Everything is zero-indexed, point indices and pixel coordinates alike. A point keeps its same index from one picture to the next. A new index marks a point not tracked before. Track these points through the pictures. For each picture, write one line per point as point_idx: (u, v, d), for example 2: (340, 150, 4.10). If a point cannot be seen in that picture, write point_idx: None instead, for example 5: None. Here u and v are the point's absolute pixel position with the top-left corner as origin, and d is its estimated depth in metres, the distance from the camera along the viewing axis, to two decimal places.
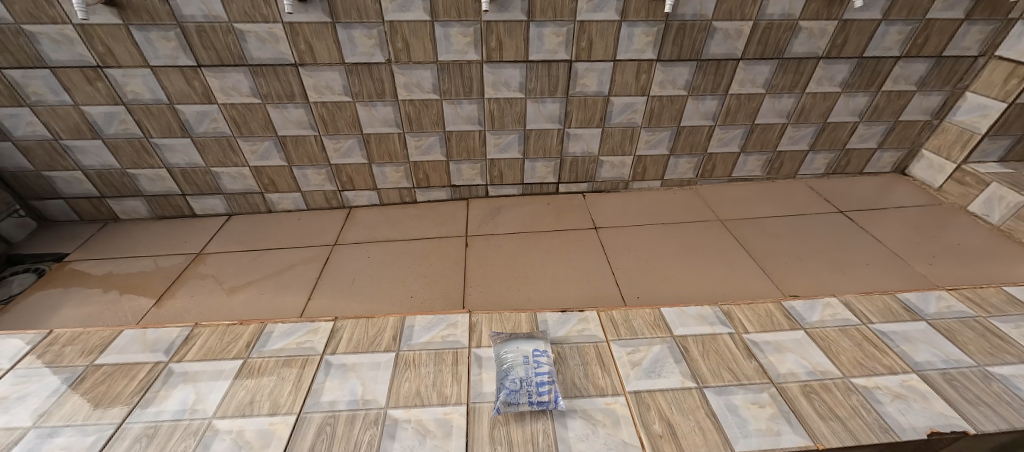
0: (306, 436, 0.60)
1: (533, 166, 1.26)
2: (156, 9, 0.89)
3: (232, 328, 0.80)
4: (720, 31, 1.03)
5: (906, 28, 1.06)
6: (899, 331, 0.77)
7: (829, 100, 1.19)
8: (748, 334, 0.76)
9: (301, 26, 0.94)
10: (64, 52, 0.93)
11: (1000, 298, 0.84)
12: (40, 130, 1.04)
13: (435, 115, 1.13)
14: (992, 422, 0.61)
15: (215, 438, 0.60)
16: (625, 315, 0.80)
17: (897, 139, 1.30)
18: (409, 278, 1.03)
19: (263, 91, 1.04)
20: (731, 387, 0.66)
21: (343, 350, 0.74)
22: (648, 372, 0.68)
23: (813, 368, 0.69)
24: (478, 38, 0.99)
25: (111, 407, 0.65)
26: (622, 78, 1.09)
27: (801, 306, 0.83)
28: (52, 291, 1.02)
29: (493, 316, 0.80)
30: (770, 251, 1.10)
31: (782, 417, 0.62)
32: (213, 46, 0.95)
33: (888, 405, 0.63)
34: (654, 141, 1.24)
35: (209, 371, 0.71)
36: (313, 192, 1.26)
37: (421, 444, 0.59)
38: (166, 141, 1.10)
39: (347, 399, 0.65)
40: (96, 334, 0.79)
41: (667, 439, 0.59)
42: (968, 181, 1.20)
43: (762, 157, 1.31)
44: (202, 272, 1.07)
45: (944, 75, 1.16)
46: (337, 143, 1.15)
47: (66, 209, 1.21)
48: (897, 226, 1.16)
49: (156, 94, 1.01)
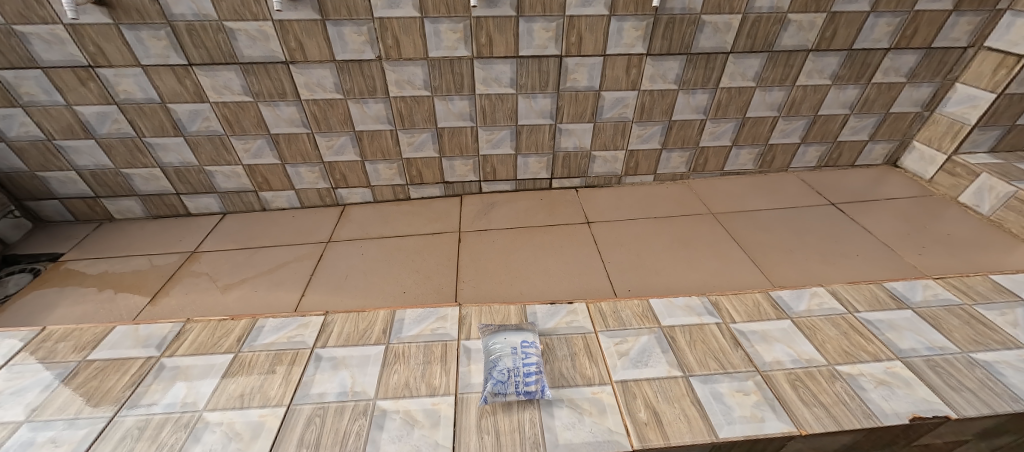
0: (295, 427, 0.61)
1: (526, 162, 1.27)
2: (146, 8, 0.89)
3: (223, 323, 0.80)
4: (709, 25, 1.03)
5: (894, 20, 1.06)
6: (884, 320, 0.78)
7: (820, 92, 1.19)
8: (734, 324, 0.77)
9: (290, 24, 0.94)
10: (56, 52, 0.93)
11: (986, 286, 0.85)
12: (34, 130, 1.05)
13: (426, 111, 1.13)
14: (973, 407, 0.62)
15: (206, 430, 0.61)
16: (613, 306, 0.81)
17: (889, 132, 1.30)
18: (401, 274, 1.04)
19: (254, 90, 1.04)
20: (717, 375, 0.67)
21: (333, 344, 0.75)
22: (635, 362, 0.69)
23: (798, 356, 0.70)
24: (467, 34, 1.00)
25: (102, 402, 0.66)
26: (613, 72, 1.10)
27: (789, 296, 0.84)
28: (48, 291, 1.03)
29: (482, 309, 0.81)
30: (761, 243, 1.10)
31: (767, 404, 0.62)
32: (204, 44, 0.96)
33: (872, 392, 0.64)
34: (646, 135, 1.24)
35: (201, 365, 0.72)
36: (307, 190, 1.26)
37: (409, 434, 0.59)
38: (159, 140, 1.11)
39: (336, 391, 0.66)
40: (88, 330, 0.80)
41: (652, 426, 0.60)
42: (959, 172, 1.21)
43: (753, 151, 1.32)
44: (196, 270, 1.08)
45: (933, 66, 1.16)
46: (329, 141, 1.16)
47: (61, 210, 1.22)
48: (888, 218, 1.17)
49: (148, 93, 1.02)
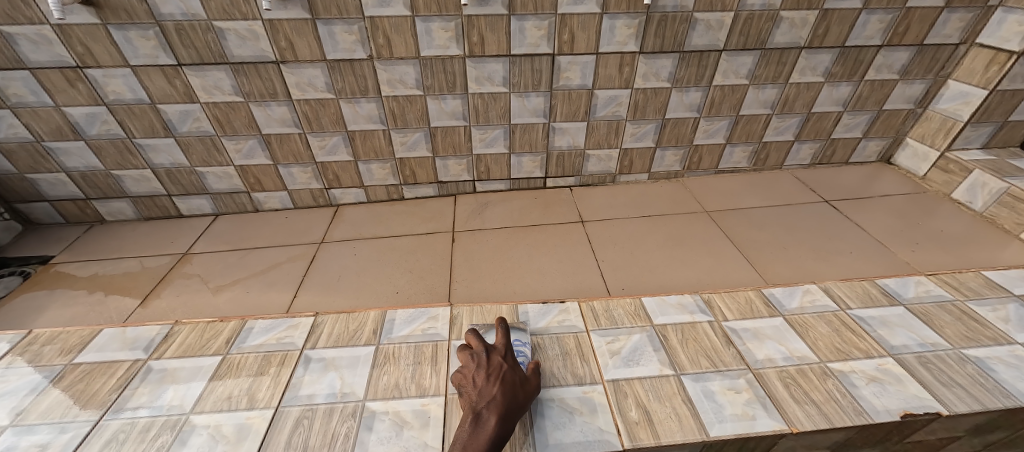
0: (283, 430, 0.60)
1: (520, 161, 1.26)
2: (134, 8, 0.88)
3: (212, 325, 0.80)
4: (702, 23, 1.03)
5: (886, 16, 1.06)
6: (877, 316, 0.77)
7: (813, 90, 1.19)
8: (727, 322, 0.77)
9: (280, 23, 0.93)
10: (43, 52, 0.92)
11: (978, 282, 0.85)
12: (23, 132, 1.04)
13: (418, 110, 1.12)
14: (964, 403, 0.62)
15: (192, 433, 0.61)
16: (605, 305, 0.81)
17: (882, 129, 1.30)
18: (394, 274, 1.03)
19: (245, 90, 1.03)
20: (709, 374, 0.67)
21: (323, 345, 0.74)
22: (626, 361, 0.69)
23: (790, 354, 0.70)
24: (459, 32, 0.99)
25: (88, 406, 0.65)
26: (605, 71, 1.09)
27: (781, 293, 0.83)
28: (37, 293, 1.02)
29: (474, 309, 0.80)
30: (755, 241, 1.10)
31: (758, 402, 0.62)
32: (193, 44, 0.95)
33: (863, 388, 0.64)
34: (639, 133, 1.24)
35: (188, 368, 0.71)
36: (299, 191, 1.25)
37: (398, 435, 0.59)
38: (149, 141, 1.10)
39: (325, 393, 0.66)
40: (76, 333, 0.79)
41: (643, 425, 0.59)
42: (952, 168, 1.21)
43: (747, 148, 1.31)
44: (187, 272, 1.07)
45: (926, 63, 1.16)
46: (322, 141, 1.15)
47: (52, 212, 1.21)
48: (881, 215, 1.17)
49: (138, 93, 1.01)
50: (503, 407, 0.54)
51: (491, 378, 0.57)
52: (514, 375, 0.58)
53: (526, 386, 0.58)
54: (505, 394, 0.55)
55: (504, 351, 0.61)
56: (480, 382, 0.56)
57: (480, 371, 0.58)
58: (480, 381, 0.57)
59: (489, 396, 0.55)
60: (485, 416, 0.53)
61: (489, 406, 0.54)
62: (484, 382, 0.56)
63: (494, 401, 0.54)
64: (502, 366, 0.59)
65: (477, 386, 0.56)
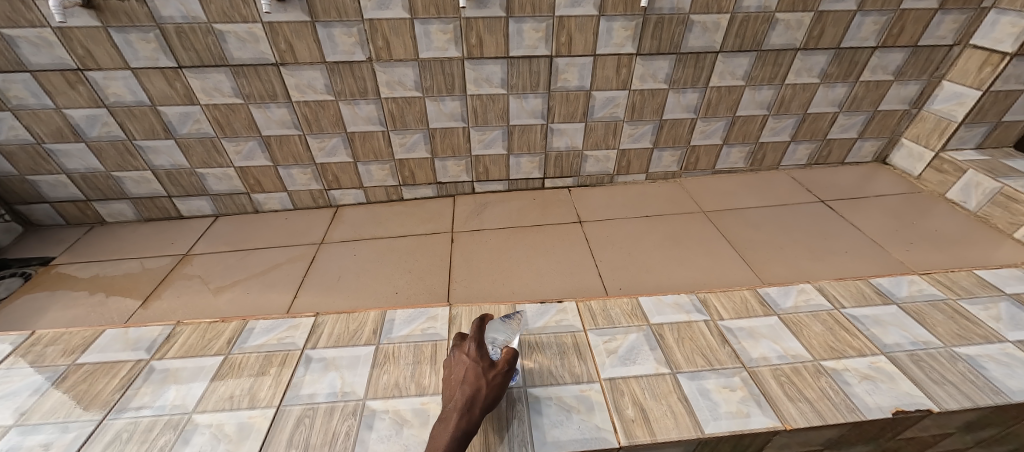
0: (285, 429, 0.61)
1: (518, 162, 1.27)
2: (134, 11, 0.89)
3: (214, 325, 0.81)
4: (698, 25, 1.04)
5: (881, 18, 1.07)
6: (870, 315, 0.79)
7: (809, 91, 1.20)
8: (723, 321, 0.78)
9: (280, 25, 0.94)
10: (44, 55, 0.93)
11: (970, 281, 0.86)
12: (23, 134, 1.04)
13: (417, 112, 1.13)
14: (955, 400, 0.63)
15: (195, 432, 0.62)
16: (603, 305, 0.82)
17: (878, 129, 1.31)
18: (393, 275, 1.04)
19: (245, 91, 1.04)
20: (704, 372, 0.68)
21: (324, 344, 0.75)
22: (623, 360, 0.70)
23: (784, 352, 0.71)
24: (457, 35, 1.00)
25: (91, 406, 0.66)
26: (603, 72, 1.10)
27: (776, 292, 0.84)
28: (39, 295, 1.02)
29: (473, 309, 0.81)
30: (751, 241, 1.11)
31: (752, 400, 0.63)
32: (193, 47, 0.95)
33: (856, 386, 0.65)
34: (637, 134, 1.25)
35: (190, 368, 0.72)
36: (299, 192, 1.26)
37: (398, 434, 0.60)
38: (149, 143, 1.10)
39: (326, 392, 0.66)
40: (79, 334, 0.80)
41: (639, 423, 0.60)
42: (946, 169, 1.22)
43: (744, 149, 1.32)
44: (188, 273, 1.07)
45: (920, 64, 1.17)
46: (321, 142, 1.16)
47: (52, 214, 1.21)
48: (876, 214, 1.18)
49: (138, 96, 1.02)
50: (460, 405, 0.54)
51: (454, 378, 0.58)
52: (475, 369, 0.57)
53: (490, 377, 0.56)
54: (464, 392, 0.55)
55: (470, 345, 0.60)
56: (448, 383, 0.58)
57: (449, 370, 0.59)
58: (448, 381, 0.58)
59: (450, 397, 0.56)
60: (447, 416, 0.54)
61: (450, 406, 0.55)
62: (450, 381, 0.58)
63: (454, 400, 0.55)
64: (464, 362, 0.59)
65: (446, 386, 0.58)
